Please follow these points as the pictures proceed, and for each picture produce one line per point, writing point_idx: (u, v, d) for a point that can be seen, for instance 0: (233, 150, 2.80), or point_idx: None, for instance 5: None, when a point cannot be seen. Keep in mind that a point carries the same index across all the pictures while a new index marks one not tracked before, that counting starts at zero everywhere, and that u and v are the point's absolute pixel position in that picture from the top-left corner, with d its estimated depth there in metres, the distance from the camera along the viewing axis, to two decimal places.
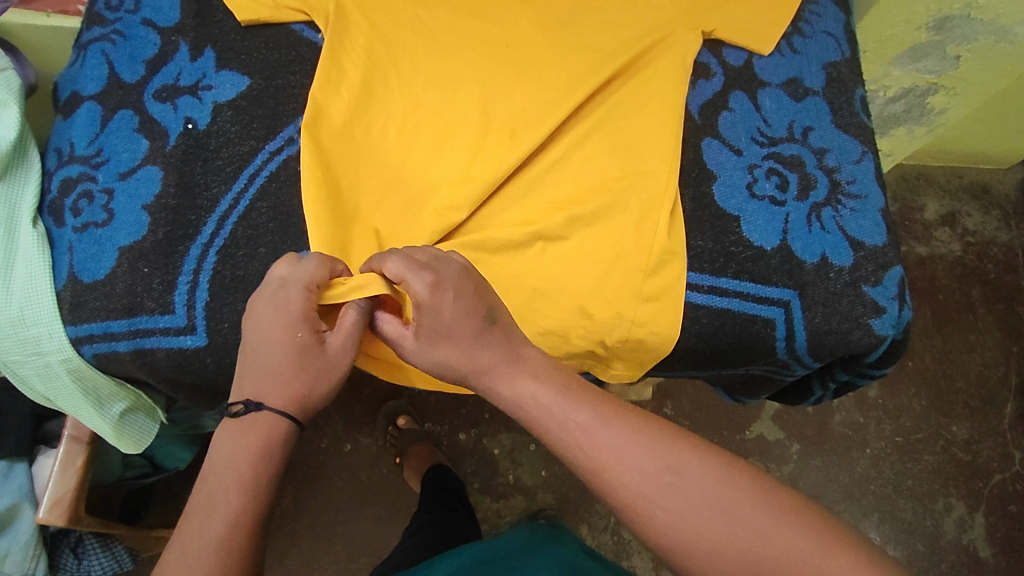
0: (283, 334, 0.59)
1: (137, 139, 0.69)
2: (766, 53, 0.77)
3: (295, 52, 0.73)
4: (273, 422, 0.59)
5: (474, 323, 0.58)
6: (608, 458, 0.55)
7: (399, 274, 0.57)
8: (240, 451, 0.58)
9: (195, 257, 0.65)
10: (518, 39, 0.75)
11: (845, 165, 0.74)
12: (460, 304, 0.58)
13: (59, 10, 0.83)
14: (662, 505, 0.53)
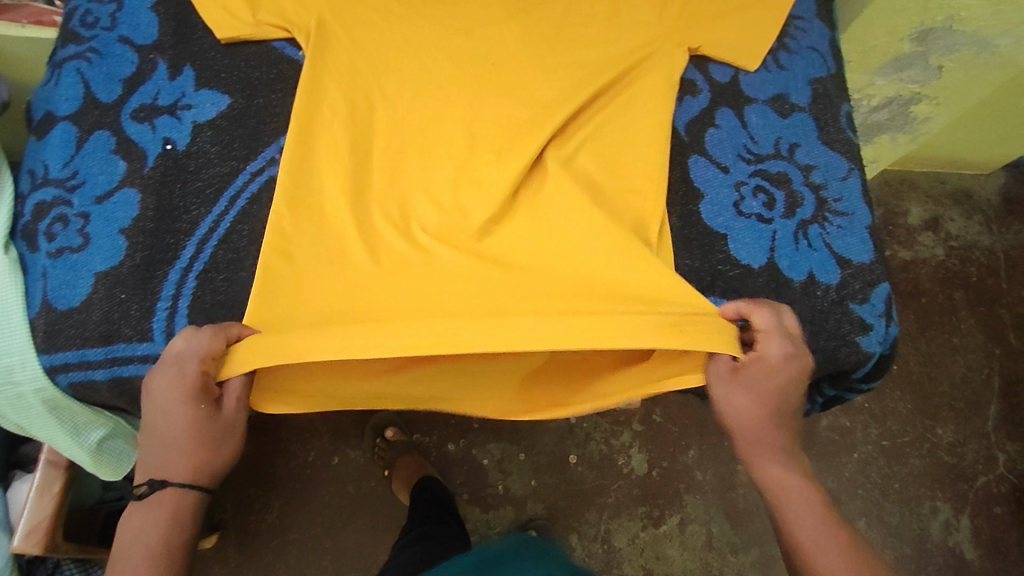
0: (182, 406, 0.58)
1: (113, 160, 0.68)
2: (752, 69, 0.77)
3: (277, 70, 0.72)
4: (178, 495, 0.59)
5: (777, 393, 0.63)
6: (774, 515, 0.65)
7: (765, 329, 0.63)
8: (155, 526, 0.59)
9: (175, 282, 0.64)
10: (504, 57, 0.74)
11: (831, 181, 0.74)
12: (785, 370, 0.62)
13: (32, 21, 0.81)
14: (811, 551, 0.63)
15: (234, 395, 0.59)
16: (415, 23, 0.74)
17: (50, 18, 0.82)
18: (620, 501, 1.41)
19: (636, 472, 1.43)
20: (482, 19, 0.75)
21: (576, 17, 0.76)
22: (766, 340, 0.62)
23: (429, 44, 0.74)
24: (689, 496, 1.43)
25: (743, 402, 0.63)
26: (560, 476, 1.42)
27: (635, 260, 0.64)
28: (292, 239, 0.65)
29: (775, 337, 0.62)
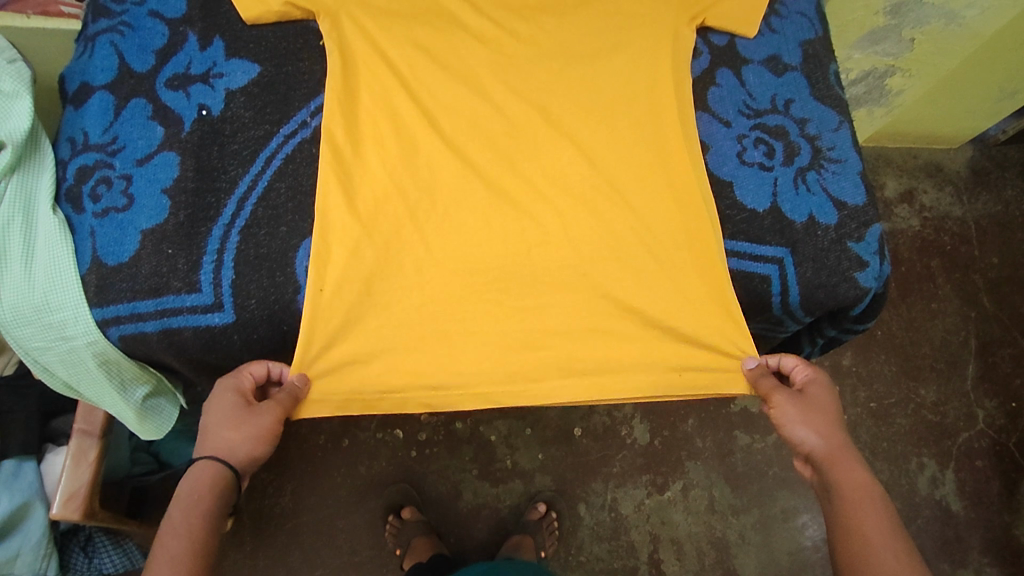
0: (234, 402, 0.65)
1: (152, 126, 0.71)
2: (749, 35, 0.83)
3: (303, 40, 0.76)
4: (219, 471, 0.63)
5: (835, 424, 0.69)
6: (851, 494, 0.64)
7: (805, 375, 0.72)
8: (193, 496, 0.61)
9: (219, 236, 0.67)
10: (519, 27, 0.79)
11: (824, 133, 0.80)
12: (825, 406, 0.70)
13: (38, 12, 0.87)
14: (865, 530, 0.61)
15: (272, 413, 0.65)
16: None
17: (54, 7, 0.88)
18: (624, 470, 1.46)
19: (639, 442, 1.48)
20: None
21: None
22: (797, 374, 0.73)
23: (449, 18, 0.79)
24: (691, 462, 1.47)
25: (811, 432, 0.68)
26: (566, 448, 1.46)
27: (639, 216, 0.73)
28: (344, 190, 0.70)
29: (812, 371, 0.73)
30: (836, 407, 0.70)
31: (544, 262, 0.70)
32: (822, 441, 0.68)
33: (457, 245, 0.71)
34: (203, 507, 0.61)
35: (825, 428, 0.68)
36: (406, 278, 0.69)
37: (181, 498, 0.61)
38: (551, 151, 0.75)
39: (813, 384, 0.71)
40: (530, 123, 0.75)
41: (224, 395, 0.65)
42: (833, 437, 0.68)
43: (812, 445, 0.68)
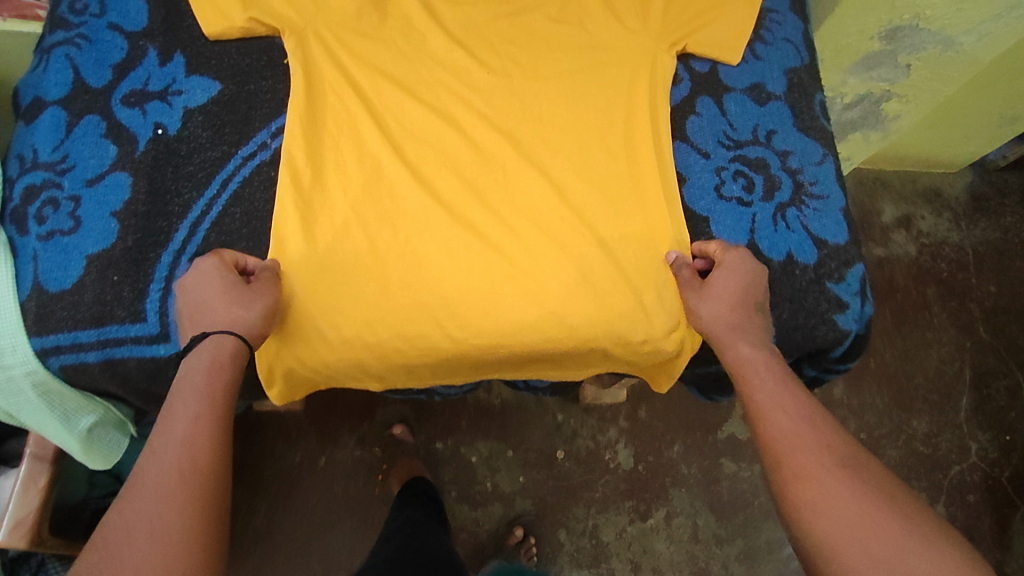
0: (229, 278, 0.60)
1: (105, 145, 0.68)
2: (732, 62, 0.81)
3: (268, 57, 0.74)
4: (234, 346, 0.58)
5: (748, 304, 0.66)
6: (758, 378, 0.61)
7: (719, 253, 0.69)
8: (202, 374, 0.56)
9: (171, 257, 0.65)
10: (493, 50, 0.77)
11: (807, 166, 0.77)
12: (738, 283, 0.67)
13: (13, 15, 0.85)
14: (774, 413, 0.58)
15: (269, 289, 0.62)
16: (408, 19, 0.77)
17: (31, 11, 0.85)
18: (607, 497, 1.42)
19: (622, 468, 1.44)
20: (472, 12, 0.78)
21: (562, 10, 0.79)
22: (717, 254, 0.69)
23: (422, 40, 0.76)
24: (676, 490, 1.44)
25: (720, 313, 0.65)
26: (548, 471, 1.42)
27: (610, 248, 0.70)
28: (305, 217, 0.67)
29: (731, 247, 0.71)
30: (744, 281, 0.66)
31: (509, 296, 0.68)
32: (723, 318, 0.65)
33: (420, 276, 0.68)
34: (206, 391, 0.55)
35: (735, 308, 0.66)
36: (364, 310, 0.66)
37: (207, 370, 0.56)
38: (522, 178, 0.72)
39: (732, 258, 0.69)
40: (500, 149, 0.73)
41: (206, 272, 0.61)
42: (740, 318, 0.65)
43: (718, 325, 0.65)
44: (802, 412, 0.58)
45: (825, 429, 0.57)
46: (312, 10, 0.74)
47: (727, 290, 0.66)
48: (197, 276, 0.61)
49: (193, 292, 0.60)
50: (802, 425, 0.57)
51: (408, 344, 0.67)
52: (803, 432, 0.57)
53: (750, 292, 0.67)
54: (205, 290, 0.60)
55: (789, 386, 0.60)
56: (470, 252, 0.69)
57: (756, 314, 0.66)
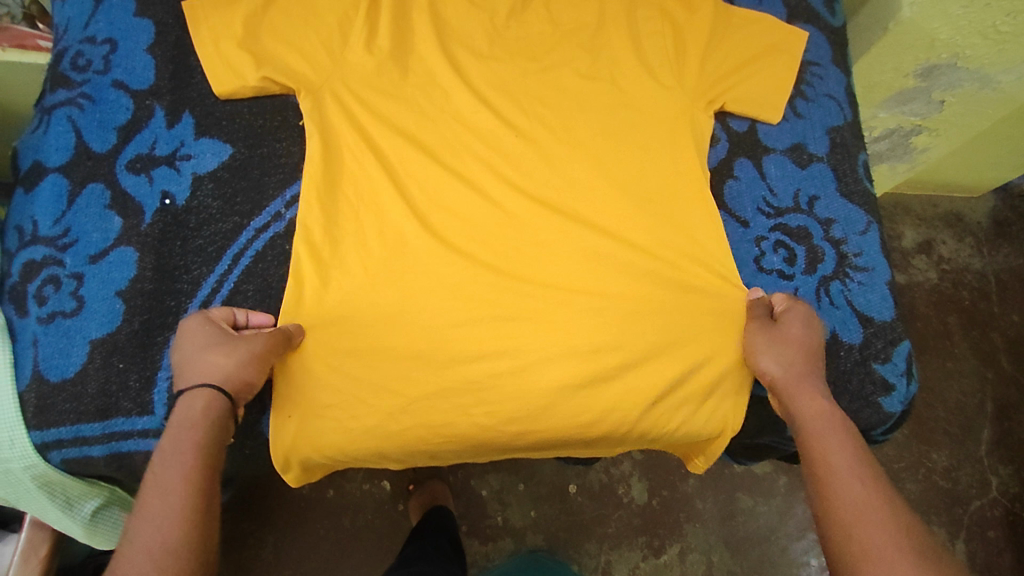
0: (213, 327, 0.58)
1: (109, 216, 0.64)
2: (773, 121, 0.77)
3: (281, 117, 0.70)
4: (206, 401, 0.55)
5: (817, 357, 0.65)
6: (823, 430, 0.59)
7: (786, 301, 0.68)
8: (173, 436, 0.53)
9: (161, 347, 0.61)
10: (519, 108, 0.73)
11: (851, 236, 0.73)
12: (808, 334, 0.65)
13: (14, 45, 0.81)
14: (843, 471, 0.56)
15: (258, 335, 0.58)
16: (431, 75, 0.73)
17: (32, 41, 0.83)
18: (620, 531, 1.19)
19: (636, 502, 1.21)
20: (500, 69, 0.74)
21: (593, 65, 0.76)
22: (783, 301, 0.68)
23: (446, 97, 0.73)
24: (691, 525, 1.21)
25: (787, 360, 0.63)
26: None
27: (642, 326, 0.66)
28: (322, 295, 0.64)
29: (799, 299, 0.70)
30: (814, 336, 0.65)
31: (536, 378, 0.64)
32: (785, 362, 0.63)
33: (441, 359, 0.64)
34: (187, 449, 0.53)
35: (806, 357, 0.64)
36: (388, 396, 0.63)
37: (184, 425, 0.53)
38: (550, 249, 0.68)
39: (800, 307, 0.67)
40: (526, 217, 0.69)
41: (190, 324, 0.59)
42: (805, 372, 0.63)
43: (782, 372, 0.63)
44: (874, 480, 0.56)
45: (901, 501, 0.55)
46: (333, 68, 0.71)
47: (799, 337, 0.65)
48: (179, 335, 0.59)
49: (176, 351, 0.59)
50: (876, 493, 0.55)
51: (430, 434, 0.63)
52: (879, 499, 0.54)
53: (817, 347, 0.65)
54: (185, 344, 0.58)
55: (859, 451, 0.58)
56: (495, 331, 0.65)
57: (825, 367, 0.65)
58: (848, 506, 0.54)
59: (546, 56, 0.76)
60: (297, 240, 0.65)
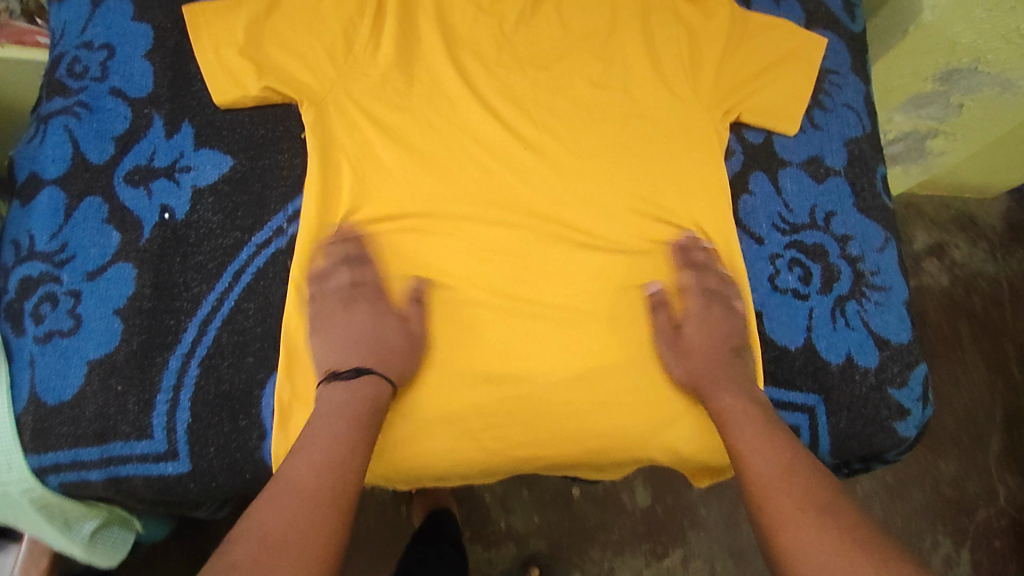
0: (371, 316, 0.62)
1: (107, 230, 0.62)
2: (790, 133, 0.75)
3: (283, 126, 0.68)
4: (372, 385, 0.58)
5: (724, 340, 0.64)
6: (730, 412, 0.60)
7: (685, 284, 0.67)
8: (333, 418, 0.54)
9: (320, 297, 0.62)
10: (527, 117, 0.72)
11: (868, 254, 0.71)
12: (699, 321, 0.65)
13: (12, 42, 0.79)
14: (748, 449, 0.56)
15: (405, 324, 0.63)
16: (433, 86, 0.72)
17: (31, 39, 0.80)
18: (623, 539, 1.19)
19: (640, 509, 1.20)
20: (509, 78, 0.73)
21: (605, 75, 0.74)
22: (688, 285, 0.67)
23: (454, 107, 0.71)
24: (694, 533, 1.20)
25: (694, 350, 0.64)
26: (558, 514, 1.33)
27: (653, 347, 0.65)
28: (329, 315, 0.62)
29: (710, 254, 0.68)
30: (709, 326, 0.64)
31: (545, 401, 0.63)
32: (694, 358, 0.63)
33: (448, 381, 0.63)
34: (357, 447, 0.53)
35: (711, 344, 0.64)
36: (401, 411, 0.62)
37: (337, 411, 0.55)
38: (560, 266, 0.67)
39: (704, 291, 0.66)
40: (533, 237, 0.68)
41: (368, 310, 0.62)
42: (711, 363, 0.63)
43: (688, 367, 0.63)
44: (778, 456, 0.55)
45: (811, 475, 0.54)
46: (335, 77, 0.70)
47: (686, 326, 0.65)
48: (356, 314, 0.61)
49: (355, 327, 0.61)
50: (777, 471, 0.54)
51: (449, 452, 0.62)
52: (795, 472, 0.54)
53: (719, 337, 0.64)
54: (362, 328, 0.61)
55: (763, 429, 0.58)
56: (503, 350, 0.64)
57: (740, 352, 0.64)
58: (764, 483, 0.54)
59: (554, 63, 0.74)
60: (296, 258, 0.63)
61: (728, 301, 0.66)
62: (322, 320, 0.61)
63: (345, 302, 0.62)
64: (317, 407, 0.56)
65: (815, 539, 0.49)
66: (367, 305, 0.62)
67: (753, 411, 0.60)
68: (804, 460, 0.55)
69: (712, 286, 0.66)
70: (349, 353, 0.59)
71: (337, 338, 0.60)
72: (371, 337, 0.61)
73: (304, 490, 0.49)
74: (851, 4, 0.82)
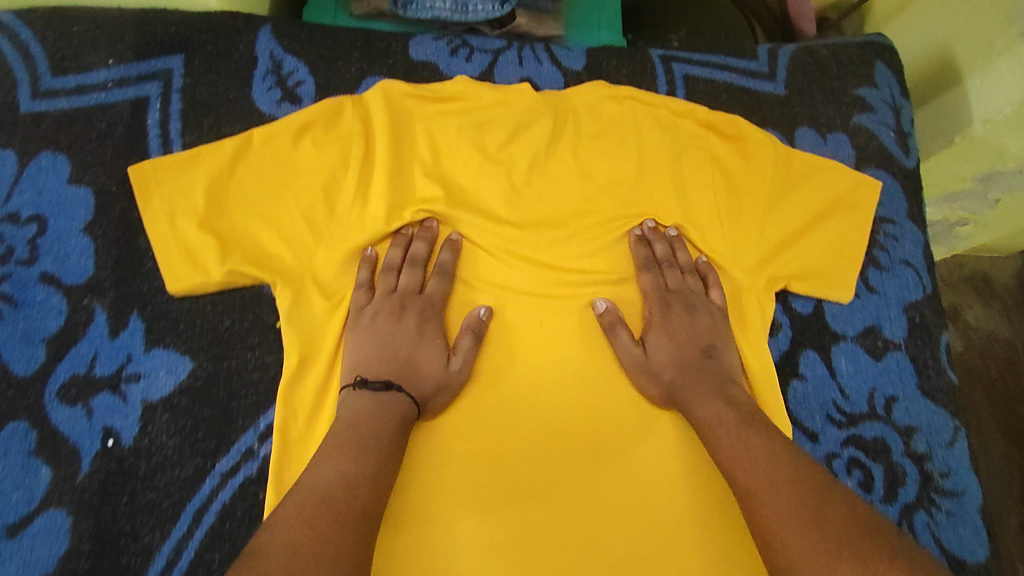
0: (428, 339, 0.58)
1: (35, 466, 0.51)
2: (845, 300, 0.65)
3: (253, 314, 0.57)
4: (404, 409, 0.53)
5: (695, 341, 0.59)
6: (711, 416, 0.54)
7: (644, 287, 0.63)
8: (379, 428, 0.51)
9: (364, 302, 0.59)
10: (540, 289, 0.62)
11: (936, 450, 0.62)
12: (660, 320, 0.61)
13: None
14: (730, 455, 0.51)
15: (463, 355, 0.58)
16: (431, 212, 0.62)
17: None
18: None
19: None
20: (518, 240, 0.63)
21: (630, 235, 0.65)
22: (643, 290, 0.63)
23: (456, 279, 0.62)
24: None
25: (662, 359, 0.59)
26: None
27: None
28: None
29: (682, 256, 0.64)
30: (682, 323, 0.60)
31: None
32: (660, 359, 0.59)
33: None
34: (387, 463, 0.50)
35: (680, 351, 0.59)
36: (407, 541, 0.54)
37: (368, 420, 0.52)
38: (584, 481, 0.57)
39: (660, 293, 0.62)
40: (549, 398, 0.59)
41: (415, 324, 0.58)
42: (684, 363, 0.58)
43: (666, 381, 0.58)
44: (766, 451, 0.49)
45: (802, 472, 0.47)
46: (316, 250, 0.59)
47: (655, 326, 0.61)
48: (405, 326, 0.58)
49: (398, 332, 0.57)
50: (761, 472, 0.48)
51: (484, 554, 0.54)
52: (783, 471, 0.47)
53: (689, 333, 0.60)
54: (411, 340, 0.57)
55: (752, 427, 0.52)
56: (509, 449, 0.57)
57: (716, 349, 0.59)
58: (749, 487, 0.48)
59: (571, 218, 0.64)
60: (270, 493, 0.52)
61: (692, 299, 0.61)
62: (373, 322, 0.58)
63: (394, 309, 0.58)
64: (339, 413, 0.53)
65: (797, 547, 0.42)
66: (417, 317, 0.59)
67: (737, 410, 0.54)
68: (790, 447, 0.50)
69: (670, 284, 0.62)
70: (380, 363, 0.56)
71: (380, 337, 0.57)
72: (407, 354, 0.57)
73: (331, 501, 0.46)
74: (905, 135, 0.71)
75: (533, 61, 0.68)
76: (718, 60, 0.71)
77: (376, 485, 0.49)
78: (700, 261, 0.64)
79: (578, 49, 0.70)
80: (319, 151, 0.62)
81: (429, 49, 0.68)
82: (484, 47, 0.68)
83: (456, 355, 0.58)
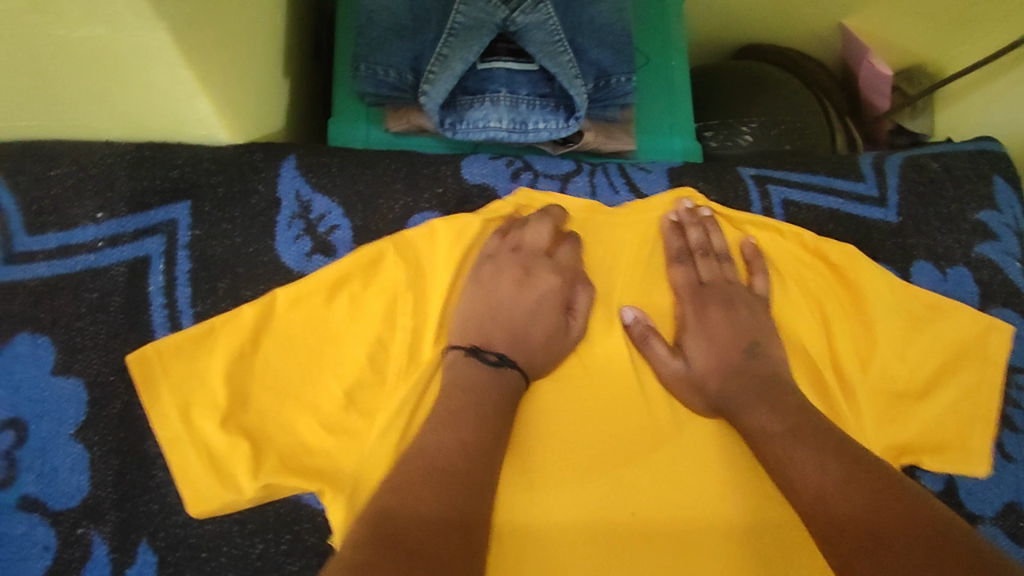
0: (539, 302, 0.51)
1: None
2: (981, 474, 0.55)
3: (290, 534, 0.46)
4: (513, 380, 0.47)
5: (738, 339, 0.50)
6: (758, 429, 0.46)
7: (678, 279, 0.54)
8: (485, 399, 0.45)
9: (491, 251, 0.53)
10: (640, 471, 0.49)
11: None
12: (698, 314, 0.52)
13: None
14: (785, 476, 0.43)
15: (583, 312, 0.52)
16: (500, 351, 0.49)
17: None
18: None
19: None
20: (609, 399, 0.51)
21: None
22: (676, 283, 0.54)
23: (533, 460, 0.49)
24: None
25: (704, 366, 0.50)
26: None
27: None
28: None
29: (718, 242, 0.55)
30: (721, 316, 0.51)
31: None
32: (699, 364, 0.50)
33: None
34: (500, 437, 0.44)
35: (721, 350, 0.50)
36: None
37: (478, 387, 0.45)
38: None
39: (694, 289, 0.53)
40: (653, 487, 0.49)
41: (540, 290, 0.51)
42: (730, 365, 0.49)
43: (712, 392, 0.49)
44: (828, 467, 0.41)
45: (876, 495, 0.38)
46: (367, 439, 0.47)
47: (693, 318, 0.52)
48: (522, 288, 0.51)
49: (514, 292, 0.51)
50: (824, 496, 0.40)
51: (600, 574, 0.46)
52: (853, 491, 0.39)
53: (732, 326, 0.51)
54: (524, 300, 0.51)
55: (806, 436, 0.43)
56: (610, 463, 0.49)
57: (760, 346, 0.50)
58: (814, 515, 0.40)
59: None
60: None
61: (730, 293, 0.53)
62: (487, 280, 0.52)
63: (516, 271, 0.52)
64: (447, 380, 0.46)
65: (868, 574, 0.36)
66: (536, 280, 0.52)
67: (797, 417, 0.45)
68: (858, 459, 0.41)
69: (705, 277, 0.54)
70: (480, 334, 0.49)
71: (491, 302, 0.50)
72: (523, 324, 0.50)
73: (448, 467, 0.40)
74: None
75: (608, 189, 0.58)
76: (819, 181, 0.60)
77: (489, 462, 0.42)
78: (746, 244, 0.57)
79: (658, 168, 0.59)
80: (357, 310, 0.50)
81: (485, 169, 0.56)
82: (551, 171, 0.58)
83: (581, 321, 0.52)
